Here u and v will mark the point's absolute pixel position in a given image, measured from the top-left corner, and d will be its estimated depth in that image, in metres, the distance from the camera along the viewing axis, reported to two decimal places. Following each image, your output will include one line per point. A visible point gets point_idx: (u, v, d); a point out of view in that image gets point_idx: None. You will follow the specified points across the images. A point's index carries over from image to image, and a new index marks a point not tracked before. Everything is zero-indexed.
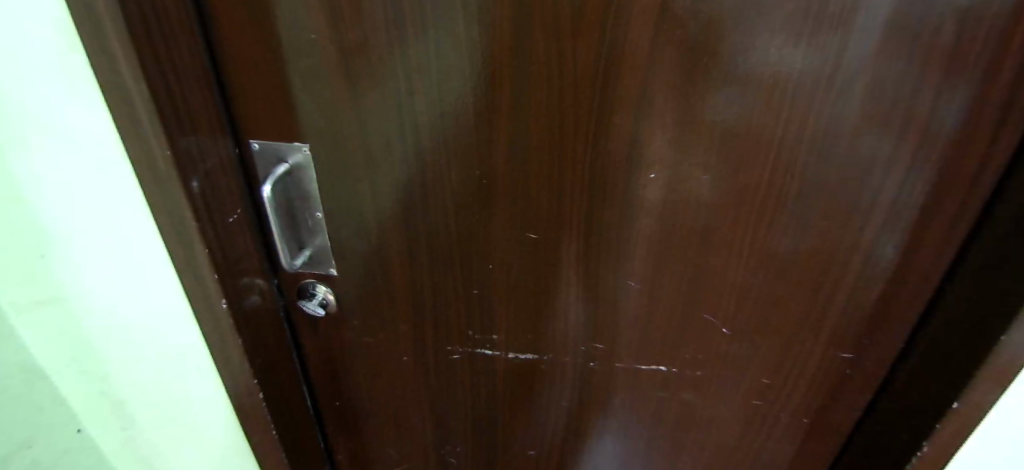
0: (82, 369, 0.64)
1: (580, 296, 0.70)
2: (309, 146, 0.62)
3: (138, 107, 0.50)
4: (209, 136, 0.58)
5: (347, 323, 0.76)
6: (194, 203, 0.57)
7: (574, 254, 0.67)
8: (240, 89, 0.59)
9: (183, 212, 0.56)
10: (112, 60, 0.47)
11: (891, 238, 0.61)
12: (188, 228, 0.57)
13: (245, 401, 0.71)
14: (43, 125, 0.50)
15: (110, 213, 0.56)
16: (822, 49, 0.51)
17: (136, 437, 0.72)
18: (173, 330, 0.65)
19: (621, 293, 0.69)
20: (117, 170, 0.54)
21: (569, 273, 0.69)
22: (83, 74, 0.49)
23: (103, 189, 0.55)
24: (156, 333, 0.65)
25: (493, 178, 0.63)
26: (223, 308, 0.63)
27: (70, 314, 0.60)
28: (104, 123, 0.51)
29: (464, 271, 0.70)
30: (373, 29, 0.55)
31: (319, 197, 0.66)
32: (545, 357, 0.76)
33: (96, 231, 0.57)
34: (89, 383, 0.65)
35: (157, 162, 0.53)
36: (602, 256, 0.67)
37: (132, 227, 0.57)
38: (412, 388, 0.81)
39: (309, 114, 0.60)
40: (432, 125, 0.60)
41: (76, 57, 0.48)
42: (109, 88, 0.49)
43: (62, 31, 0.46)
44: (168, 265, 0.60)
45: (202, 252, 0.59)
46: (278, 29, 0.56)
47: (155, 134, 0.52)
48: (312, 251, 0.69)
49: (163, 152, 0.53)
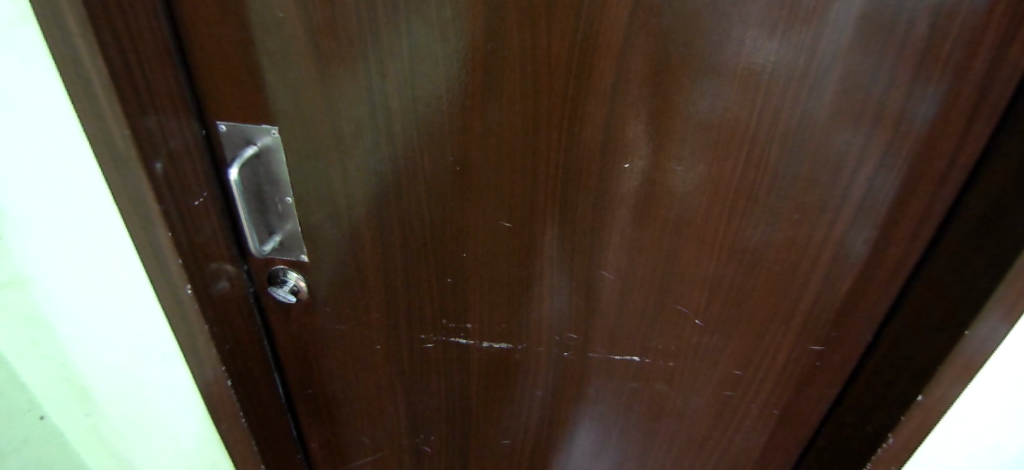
0: (44, 354, 0.62)
1: (557, 286, 0.70)
2: (278, 128, 0.61)
3: (95, 85, 0.49)
4: (172, 114, 0.56)
5: (319, 310, 0.75)
6: (155, 185, 0.55)
7: (548, 244, 0.67)
8: (204, 68, 0.57)
9: (145, 194, 0.55)
10: (68, 37, 0.47)
11: (861, 233, 0.61)
12: (149, 212, 0.56)
13: (212, 388, 0.70)
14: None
15: (68, 194, 0.54)
16: (796, 41, 0.51)
17: (100, 425, 0.70)
18: (136, 319, 0.64)
19: (593, 284, 0.69)
20: (75, 150, 0.52)
21: (543, 262, 0.68)
22: (35, 47, 0.47)
23: (59, 169, 0.53)
24: (118, 320, 0.63)
25: (467, 165, 0.62)
26: (187, 293, 0.62)
27: (29, 297, 0.58)
28: (60, 98, 0.50)
29: (437, 259, 0.69)
30: (343, 8, 0.53)
31: (288, 181, 0.64)
32: (518, 347, 0.76)
33: (54, 213, 0.55)
34: (51, 369, 0.63)
35: (116, 141, 0.52)
36: (575, 246, 0.67)
37: (92, 210, 0.56)
38: (384, 377, 0.80)
39: (278, 95, 0.59)
40: (404, 109, 0.59)
41: (27, 26, 0.46)
42: (65, 64, 0.48)
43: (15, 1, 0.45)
44: (130, 249, 0.59)
45: (164, 236, 0.58)
46: (245, 7, 0.54)
47: (114, 114, 0.51)
48: (281, 237, 0.68)
49: (122, 132, 0.52)
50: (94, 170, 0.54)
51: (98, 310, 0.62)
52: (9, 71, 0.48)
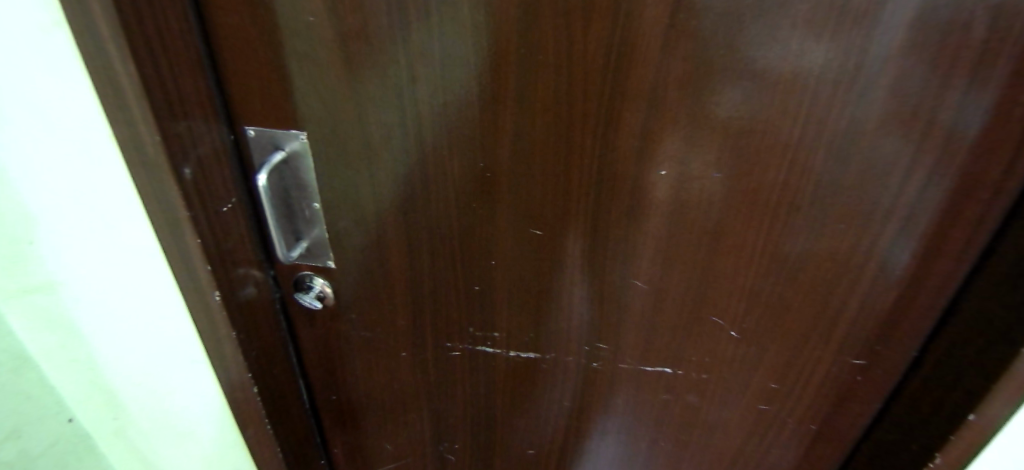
0: (72, 356, 0.65)
1: (582, 279, 0.67)
2: (306, 133, 0.60)
3: (127, 91, 0.49)
4: (198, 119, 0.55)
5: (344, 317, 0.73)
6: (185, 191, 0.55)
7: (574, 241, 0.64)
8: (234, 74, 0.57)
9: (175, 201, 0.55)
10: (99, 41, 0.46)
11: (908, 244, 0.59)
12: (178, 217, 0.56)
13: (238, 394, 0.70)
14: (27, 105, 0.49)
15: (99, 198, 0.55)
16: (846, 45, 0.49)
17: (128, 427, 0.73)
18: (164, 324, 0.64)
19: (616, 280, 0.66)
20: (105, 155, 0.52)
21: (569, 252, 0.65)
22: (66, 51, 0.47)
23: (93, 174, 0.53)
24: (147, 324, 0.64)
25: (497, 171, 0.61)
26: (216, 299, 0.62)
27: (59, 299, 0.61)
28: (91, 102, 0.49)
29: (465, 266, 0.67)
30: (373, 13, 0.52)
31: (316, 186, 0.63)
32: (546, 356, 0.73)
33: (86, 218, 0.56)
34: (77, 368, 0.66)
35: (146, 146, 0.51)
36: (602, 236, 0.63)
37: (121, 214, 0.56)
38: (409, 384, 0.79)
39: (306, 100, 0.58)
40: (434, 113, 0.58)
41: (59, 32, 0.46)
42: (97, 68, 0.47)
43: (46, 6, 0.44)
44: (158, 255, 0.59)
45: (193, 242, 0.58)
46: (275, 13, 0.53)
47: (146, 121, 0.50)
48: (308, 242, 0.67)
49: (152, 137, 0.51)
50: (122, 171, 0.53)
51: (126, 314, 0.63)
52: (43, 76, 0.48)
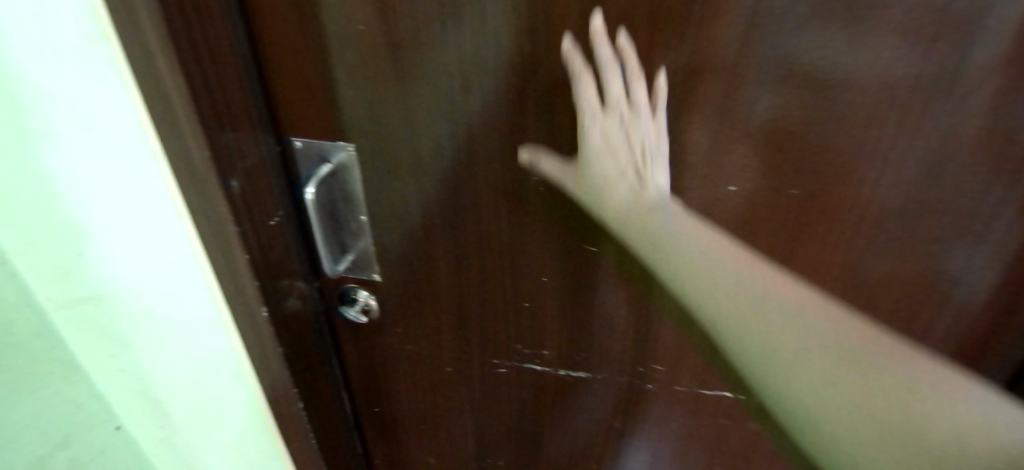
0: (119, 365, 0.68)
1: (615, 188, 0.55)
2: (354, 145, 0.58)
3: (175, 104, 0.46)
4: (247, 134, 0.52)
5: (388, 330, 0.72)
6: (234, 205, 0.53)
7: (609, 161, 0.53)
8: (281, 85, 0.55)
9: (224, 216, 0.53)
10: (149, 55, 0.43)
11: (986, 271, 0.51)
12: (226, 232, 0.54)
13: (282, 407, 0.69)
14: (75, 120, 0.49)
15: (146, 213, 0.54)
16: (942, 55, 0.41)
17: (171, 436, 0.74)
18: (209, 337, 0.63)
19: (652, 198, 0.55)
20: (151, 170, 0.51)
21: (590, 136, 0.52)
22: (113, 65, 0.45)
23: (139, 190, 0.52)
24: (192, 336, 0.63)
25: (553, 185, 0.57)
26: (262, 315, 0.60)
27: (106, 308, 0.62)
28: (137, 117, 0.48)
29: (514, 282, 0.64)
30: (424, 21, 0.49)
31: (363, 199, 0.61)
32: (597, 376, 0.70)
33: (133, 231, 0.55)
34: (126, 370, 0.68)
35: (195, 161, 0.49)
36: (633, 117, 0.51)
37: (165, 228, 0.55)
38: (452, 399, 0.77)
39: (353, 111, 0.55)
40: (487, 125, 0.54)
41: (105, 45, 0.44)
42: (146, 81, 0.45)
43: (94, 19, 0.43)
44: (204, 270, 0.58)
45: (241, 259, 0.56)
46: (323, 22, 0.50)
47: (195, 134, 0.48)
48: (354, 255, 0.65)
49: (201, 152, 0.49)
50: (167, 186, 0.52)
51: (168, 324, 0.63)
52: (94, 90, 0.46)
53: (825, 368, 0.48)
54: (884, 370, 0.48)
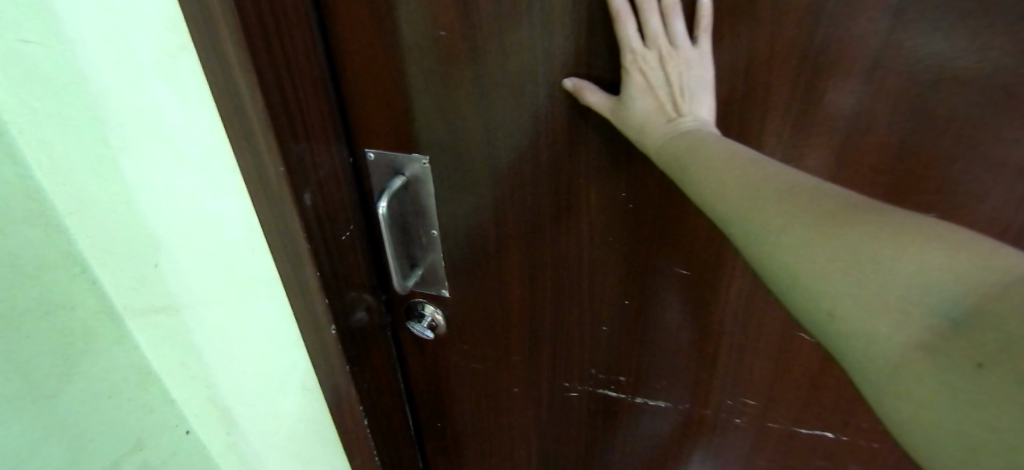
0: (191, 376, 0.64)
1: (645, 108, 0.44)
2: (429, 157, 0.54)
3: (253, 121, 0.43)
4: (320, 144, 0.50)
5: (455, 346, 0.68)
6: (306, 220, 0.49)
7: (638, 85, 0.44)
8: (355, 94, 0.52)
9: (297, 233, 0.49)
10: (226, 67, 0.40)
11: None
12: (299, 249, 0.51)
13: (348, 425, 0.67)
14: (153, 128, 0.45)
15: (220, 227, 0.51)
16: None
17: (239, 445, 0.72)
18: (278, 351, 0.61)
19: (686, 129, 0.43)
20: (226, 184, 0.49)
21: (630, 74, 0.44)
22: (192, 78, 0.43)
23: (214, 204, 0.50)
24: (262, 350, 0.61)
25: (642, 202, 0.52)
26: (332, 333, 0.57)
27: (181, 323, 0.58)
28: (214, 131, 0.45)
29: (593, 303, 0.60)
30: (512, 25, 0.45)
31: (435, 212, 0.58)
32: (680, 407, 0.64)
33: (207, 245, 0.52)
34: (197, 386, 0.64)
35: (269, 176, 0.46)
36: (673, 52, 0.42)
37: (240, 241, 0.52)
38: (519, 419, 0.73)
39: (429, 122, 0.52)
40: (574, 136, 0.50)
41: (185, 57, 0.42)
42: (224, 94, 0.42)
43: (174, 31, 0.40)
44: (276, 285, 0.56)
45: (312, 276, 0.53)
46: (402, 27, 0.47)
47: (269, 150, 0.44)
48: (423, 269, 0.62)
49: (275, 168, 0.45)
50: (243, 199, 0.50)
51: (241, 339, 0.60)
52: (168, 105, 0.44)
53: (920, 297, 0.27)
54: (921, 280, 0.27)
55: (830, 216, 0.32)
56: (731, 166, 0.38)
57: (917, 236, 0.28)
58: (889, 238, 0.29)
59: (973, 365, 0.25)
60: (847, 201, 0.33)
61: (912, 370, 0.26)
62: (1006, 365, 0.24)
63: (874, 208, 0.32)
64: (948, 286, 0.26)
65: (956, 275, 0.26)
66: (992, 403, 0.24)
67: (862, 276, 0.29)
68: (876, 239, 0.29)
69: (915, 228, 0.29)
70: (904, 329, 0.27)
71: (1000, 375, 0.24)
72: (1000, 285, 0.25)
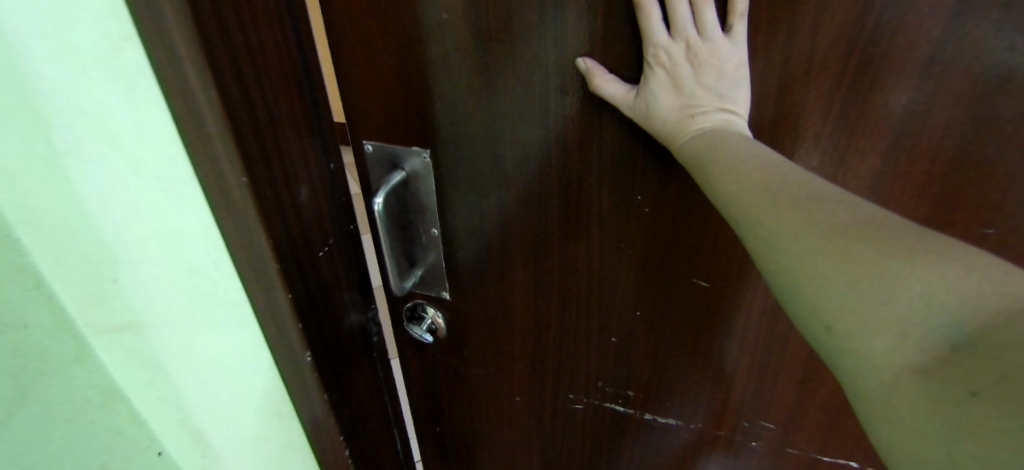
0: (161, 393, 0.58)
1: (663, 108, 0.41)
2: (430, 152, 0.50)
3: (211, 129, 0.38)
4: (307, 142, 0.45)
5: (456, 351, 0.65)
6: (274, 241, 0.44)
7: (660, 83, 0.40)
8: (351, 81, 0.48)
9: (263, 254, 0.45)
10: (177, 63, 0.36)
11: None
12: (267, 269, 0.46)
13: (328, 447, 0.63)
14: (101, 135, 0.41)
15: (178, 243, 0.47)
16: None
17: (216, 465, 0.66)
18: (248, 373, 0.58)
19: (708, 129, 0.40)
20: (184, 197, 0.44)
21: (651, 70, 0.40)
22: (141, 75, 0.38)
23: (170, 219, 0.46)
24: (233, 370, 0.57)
25: (660, 207, 0.48)
26: (306, 360, 0.53)
27: (145, 340, 0.53)
28: (167, 138, 0.41)
29: (602, 314, 0.56)
30: (522, 8, 0.41)
31: (436, 211, 0.54)
32: (692, 426, 0.60)
33: (167, 262, 0.48)
34: (166, 409, 0.60)
35: (231, 189, 0.41)
36: (701, 44, 0.38)
37: (202, 258, 0.48)
38: (521, 429, 0.69)
39: (430, 114, 0.48)
40: (585, 133, 0.45)
41: (132, 52, 0.37)
42: (178, 97, 0.37)
43: (119, 25, 0.36)
44: (243, 304, 0.51)
45: (282, 298, 0.48)
46: (401, 8, 0.43)
47: (230, 160, 0.39)
48: (424, 270, 0.58)
49: (237, 180, 0.40)
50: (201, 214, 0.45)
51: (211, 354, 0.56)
52: (117, 110, 0.40)
53: (918, 322, 0.28)
54: (926, 302, 0.28)
55: (849, 228, 0.32)
56: (750, 171, 0.37)
57: (927, 262, 0.29)
58: (897, 259, 0.29)
59: (966, 394, 0.26)
60: (870, 214, 0.32)
61: (904, 390, 0.28)
62: (998, 396, 0.25)
63: (885, 223, 0.31)
64: (948, 311, 0.27)
65: (963, 299, 0.27)
66: (973, 429, 0.25)
67: (868, 298, 0.30)
68: (883, 261, 0.30)
69: (936, 248, 0.29)
70: (904, 349, 0.28)
71: (994, 411, 0.25)
72: (999, 315, 0.26)
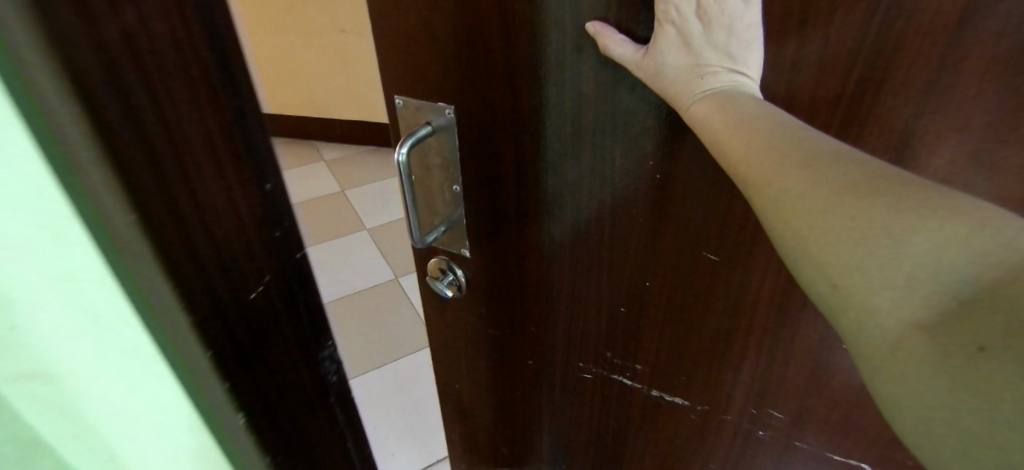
0: (90, 448, 0.44)
1: (670, 69, 0.40)
2: (453, 108, 0.52)
3: (85, 160, 0.29)
4: (228, 156, 0.36)
5: (473, 310, 0.67)
6: (206, 320, 0.37)
7: (669, 44, 0.39)
8: (383, 36, 0.51)
9: (188, 333, 0.37)
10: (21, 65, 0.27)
11: None
12: (192, 351, 0.38)
13: None
14: None
15: (73, 278, 0.33)
16: None
17: None
18: (171, 442, 0.43)
19: (718, 90, 0.39)
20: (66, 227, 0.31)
21: (661, 29, 0.39)
22: None
23: (61, 255, 0.32)
24: (155, 437, 0.43)
25: (671, 176, 0.47)
26: (244, 437, 0.45)
27: (62, 391, 0.39)
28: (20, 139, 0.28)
29: (613, 283, 0.56)
30: None
31: (459, 167, 0.56)
32: (697, 408, 0.59)
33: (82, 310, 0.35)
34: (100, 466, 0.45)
35: (140, 250, 0.33)
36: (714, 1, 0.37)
37: (108, 311, 0.35)
38: (534, 393, 0.71)
39: (451, 69, 0.50)
40: (599, 92, 0.46)
41: None
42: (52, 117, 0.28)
43: None
44: (146, 365, 0.38)
45: (217, 390, 0.41)
46: None
47: (113, 195, 0.31)
48: (447, 226, 0.60)
49: (125, 221, 0.32)
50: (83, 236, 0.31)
51: (138, 408, 0.41)
52: None
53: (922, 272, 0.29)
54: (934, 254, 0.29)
55: (858, 188, 0.32)
56: (760, 129, 0.37)
57: (938, 215, 0.29)
58: (908, 211, 0.30)
59: (974, 348, 0.27)
60: (876, 171, 0.33)
61: (914, 348, 0.29)
62: (1004, 349, 0.26)
63: (898, 179, 0.32)
64: (954, 260, 0.28)
65: (971, 252, 0.28)
66: (984, 383, 0.27)
67: (874, 246, 0.31)
68: (895, 212, 0.30)
69: (932, 202, 0.30)
70: (914, 305, 0.29)
71: (998, 365, 0.26)
72: (1004, 265, 0.27)
